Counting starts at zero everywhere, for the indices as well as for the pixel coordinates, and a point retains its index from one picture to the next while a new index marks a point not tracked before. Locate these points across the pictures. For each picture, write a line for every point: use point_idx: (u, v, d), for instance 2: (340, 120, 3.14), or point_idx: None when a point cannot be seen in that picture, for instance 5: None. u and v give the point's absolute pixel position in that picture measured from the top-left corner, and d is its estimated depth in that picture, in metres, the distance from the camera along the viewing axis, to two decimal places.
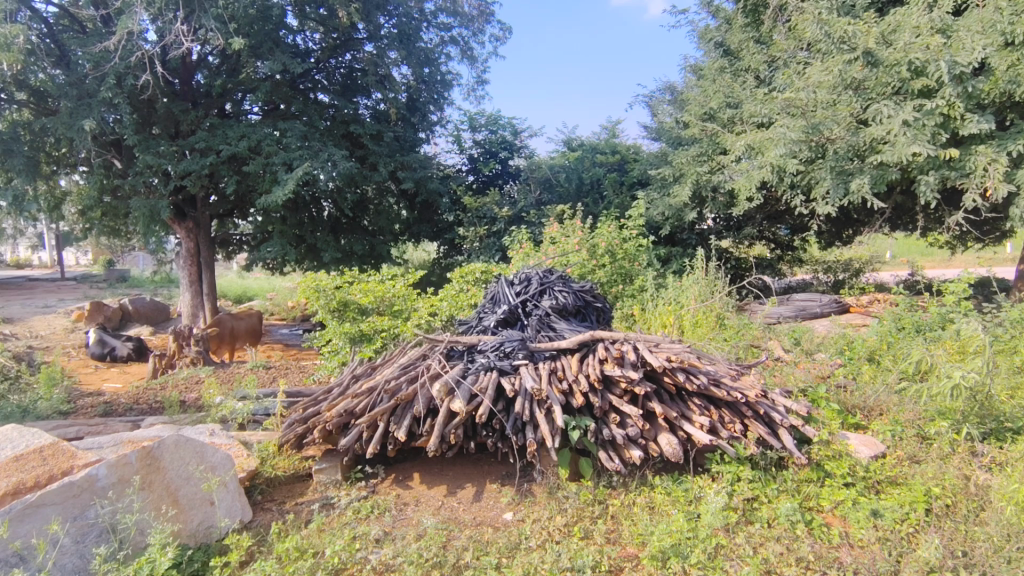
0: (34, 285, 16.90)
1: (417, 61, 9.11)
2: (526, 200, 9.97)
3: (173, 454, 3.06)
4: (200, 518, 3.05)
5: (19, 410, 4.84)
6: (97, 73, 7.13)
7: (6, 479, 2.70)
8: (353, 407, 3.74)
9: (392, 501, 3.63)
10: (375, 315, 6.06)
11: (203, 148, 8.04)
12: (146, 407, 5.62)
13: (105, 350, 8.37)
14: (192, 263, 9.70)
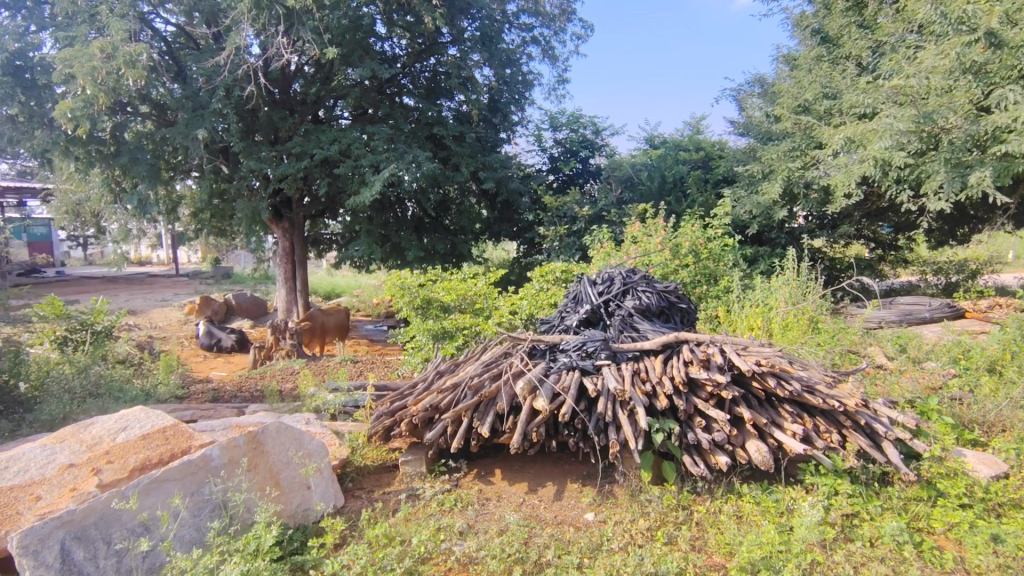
0: (153, 281, 18.60)
1: (499, 63, 9.23)
2: (607, 199, 9.83)
3: (276, 439, 3.29)
4: (298, 501, 3.26)
5: (144, 393, 5.36)
6: (209, 86, 7.76)
7: (135, 455, 3.00)
8: (438, 402, 3.85)
9: (475, 495, 3.70)
10: (457, 313, 6.21)
11: (299, 152, 8.53)
12: (248, 395, 6.05)
13: (212, 341, 9.08)
14: (287, 261, 10.33)
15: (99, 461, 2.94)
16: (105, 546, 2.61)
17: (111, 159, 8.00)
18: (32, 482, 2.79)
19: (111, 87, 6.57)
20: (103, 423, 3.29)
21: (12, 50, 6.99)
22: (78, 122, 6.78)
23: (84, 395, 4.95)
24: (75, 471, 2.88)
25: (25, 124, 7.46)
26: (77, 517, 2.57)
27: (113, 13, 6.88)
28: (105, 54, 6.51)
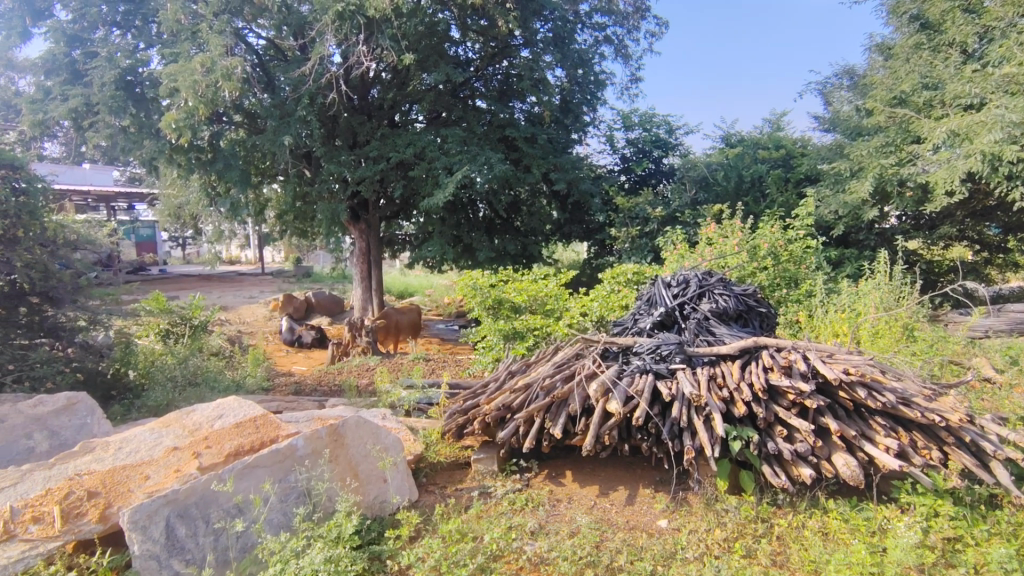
0: (242, 279, 19.81)
1: (571, 63, 9.20)
2: (681, 199, 9.51)
3: (355, 433, 3.42)
4: (376, 493, 3.37)
5: (235, 384, 5.72)
6: (295, 95, 8.19)
7: (230, 441, 3.22)
8: (510, 402, 3.87)
9: (546, 496, 3.70)
10: (528, 314, 6.26)
11: (377, 156, 8.84)
12: (327, 389, 6.33)
13: (294, 337, 9.57)
14: (363, 261, 10.72)
15: (200, 445, 3.17)
16: (204, 524, 2.80)
17: (208, 165, 8.59)
18: (142, 461, 3.03)
19: (209, 98, 7.05)
20: (202, 411, 3.55)
21: (125, 68, 7.64)
22: (181, 132, 7.32)
23: (184, 383, 5.35)
24: (179, 454, 3.10)
25: (135, 135, 8.13)
26: (180, 497, 2.77)
27: (212, 30, 7.38)
28: (205, 68, 7.00)
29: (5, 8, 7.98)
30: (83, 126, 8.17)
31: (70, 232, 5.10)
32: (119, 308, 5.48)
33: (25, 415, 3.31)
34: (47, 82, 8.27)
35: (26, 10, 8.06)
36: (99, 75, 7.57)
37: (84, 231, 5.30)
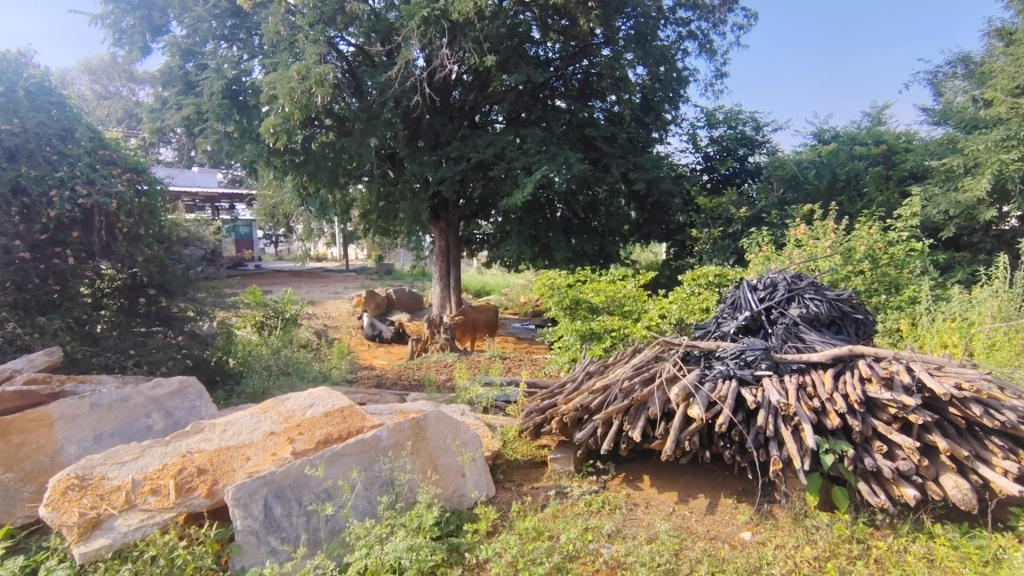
0: (329, 275, 20.84)
1: (653, 61, 9.01)
2: (768, 199, 9.10)
3: (436, 427, 3.52)
4: (454, 486, 3.46)
5: (322, 375, 6.03)
6: (382, 98, 8.54)
7: (320, 429, 3.39)
8: (588, 403, 3.84)
9: (623, 499, 3.65)
10: (606, 315, 6.21)
11: (457, 157, 9.03)
12: (407, 383, 6.55)
13: (376, 332, 9.94)
14: (442, 260, 11.00)
15: (293, 432, 3.36)
16: (297, 505, 2.97)
17: (300, 167, 9.09)
18: (242, 444, 3.25)
19: (303, 104, 7.46)
20: (295, 400, 3.77)
21: (230, 77, 8.22)
22: (278, 136, 7.80)
23: (278, 373, 5.71)
24: (275, 438, 3.31)
25: (237, 140, 8.74)
26: (277, 478, 2.95)
27: (308, 40, 7.80)
28: (301, 76, 7.42)
29: (129, 25, 8.79)
30: (193, 132, 8.88)
31: (182, 231, 5.56)
32: (222, 301, 5.91)
33: (144, 395, 3.61)
34: (163, 92, 9.05)
35: (147, 27, 8.85)
36: (208, 85, 8.19)
37: (194, 229, 5.75)
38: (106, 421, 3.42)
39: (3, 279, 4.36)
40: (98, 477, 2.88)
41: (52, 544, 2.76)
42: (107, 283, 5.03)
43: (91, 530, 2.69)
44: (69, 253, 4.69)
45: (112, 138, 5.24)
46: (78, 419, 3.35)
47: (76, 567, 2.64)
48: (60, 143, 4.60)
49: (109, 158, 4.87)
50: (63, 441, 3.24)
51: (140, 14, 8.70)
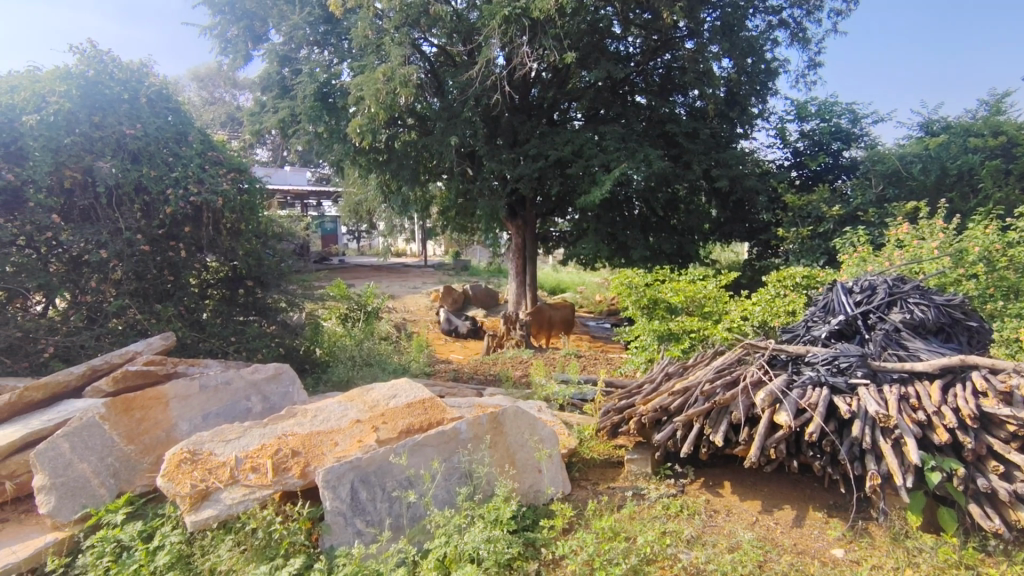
0: (408, 271, 21.52)
1: (740, 53, 8.66)
2: (864, 197, 8.50)
3: (514, 422, 3.56)
4: (531, 482, 3.48)
5: (402, 366, 6.24)
6: (463, 97, 8.76)
7: (403, 419, 3.52)
8: (667, 404, 3.77)
9: (703, 505, 3.54)
10: (684, 315, 6.06)
11: (535, 154, 9.07)
12: (483, 378, 6.66)
13: (452, 327, 10.17)
14: (519, 257, 11.09)
15: (378, 420, 3.50)
16: (382, 491, 3.09)
17: (384, 165, 9.44)
18: (332, 429, 3.42)
19: (388, 104, 7.74)
20: (380, 389, 3.93)
21: (321, 81, 8.64)
22: (365, 136, 8.13)
23: (362, 363, 5.97)
24: (361, 426, 3.46)
25: (326, 140, 9.18)
26: (363, 464, 3.07)
27: (393, 42, 8.06)
28: (386, 77, 7.69)
29: (234, 35, 9.49)
30: (288, 134, 9.42)
31: (277, 227, 5.91)
32: (312, 293, 6.24)
33: (245, 379, 3.87)
34: (261, 96, 9.65)
35: (249, 36, 9.47)
36: (301, 89, 8.65)
37: (287, 225, 6.10)
38: (213, 401, 3.70)
39: (125, 269, 4.80)
40: (206, 453, 3.12)
41: (166, 511, 3.01)
42: (212, 275, 5.43)
43: (201, 501, 2.93)
44: (181, 247, 5.10)
45: (219, 140, 5.66)
46: (189, 399, 3.64)
47: (187, 533, 2.88)
48: (175, 146, 5.02)
49: (216, 158, 5.28)
50: (177, 418, 3.53)
51: (243, 25, 9.33)
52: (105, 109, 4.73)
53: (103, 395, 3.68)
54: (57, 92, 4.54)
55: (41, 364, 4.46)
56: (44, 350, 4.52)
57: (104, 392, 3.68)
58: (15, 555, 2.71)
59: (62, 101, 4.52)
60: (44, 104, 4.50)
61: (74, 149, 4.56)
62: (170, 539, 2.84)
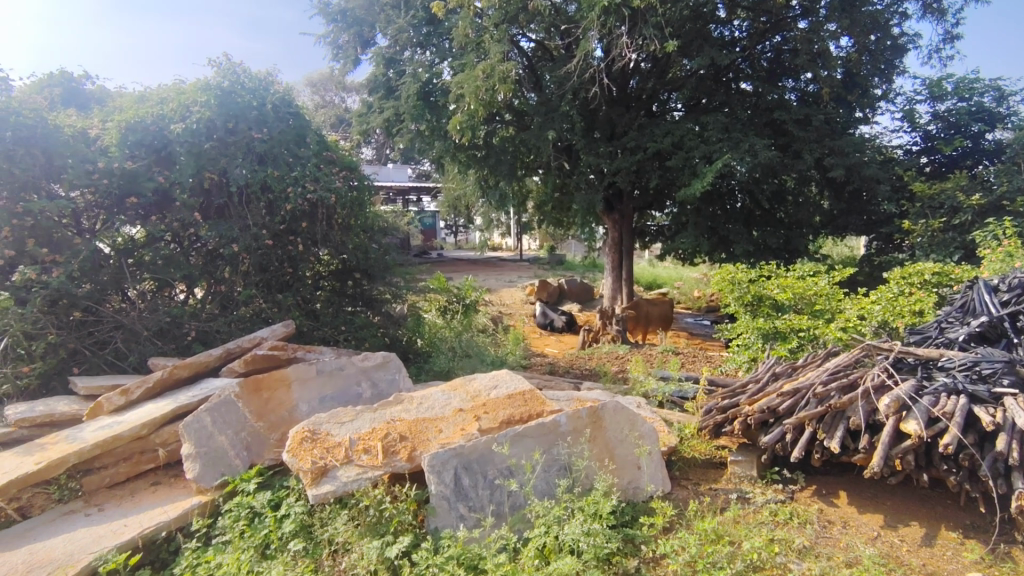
0: (503, 265, 21.87)
1: (862, 30, 8.01)
2: (1011, 185, 7.56)
3: (613, 417, 3.54)
4: (630, 478, 3.45)
5: (500, 358, 6.37)
6: (561, 91, 8.78)
7: (503, 410, 3.61)
8: (776, 405, 3.59)
9: (816, 514, 3.34)
10: (793, 313, 5.71)
11: (634, 146, 8.89)
12: (579, 372, 6.66)
13: (547, 320, 10.26)
14: (615, 251, 10.96)
15: (480, 410, 3.61)
16: (484, 478, 3.18)
17: (482, 161, 9.63)
18: (436, 417, 3.57)
19: (487, 101, 7.90)
20: (481, 379, 4.07)
21: (424, 80, 8.96)
22: (465, 133, 8.34)
23: (462, 354, 6.16)
24: (464, 414, 3.59)
25: (428, 137, 9.52)
26: (466, 451, 3.18)
27: (493, 39, 8.19)
28: (486, 74, 7.84)
29: (345, 42, 10.04)
30: (392, 132, 9.86)
31: (383, 222, 6.22)
32: (414, 285, 6.52)
33: (356, 366, 4.13)
34: (369, 98, 10.15)
35: (358, 41, 9.97)
36: (405, 89, 8.99)
37: (391, 220, 6.40)
38: (328, 385, 3.98)
39: (252, 261, 5.26)
40: (324, 433, 3.36)
41: (290, 484, 3.27)
42: (325, 267, 5.79)
43: (320, 476, 3.13)
44: (300, 241, 5.50)
45: (333, 141, 6.05)
46: (308, 382, 3.94)
47: (308, 505, 3.11)
48: (295, 148, 5.43)
49: (330, 158, 5.67)
50: (298, 399, 3.83)
51: (354, 31, 9.83)
52: (237, 115, 5.18)
53: (236, 375, 4.04)
54: (198, 102, 5.02)
55: (185, 346, 4.92)
56: (187, 333, 4.98)
57: (237, 372, 4.04)
58: (167, 515, 3.06)
59: (203, 110, 5.00)
60: (188, 113, 5.00)
61: (212, 153, 5.05)
62: (294, 510, 3.08)
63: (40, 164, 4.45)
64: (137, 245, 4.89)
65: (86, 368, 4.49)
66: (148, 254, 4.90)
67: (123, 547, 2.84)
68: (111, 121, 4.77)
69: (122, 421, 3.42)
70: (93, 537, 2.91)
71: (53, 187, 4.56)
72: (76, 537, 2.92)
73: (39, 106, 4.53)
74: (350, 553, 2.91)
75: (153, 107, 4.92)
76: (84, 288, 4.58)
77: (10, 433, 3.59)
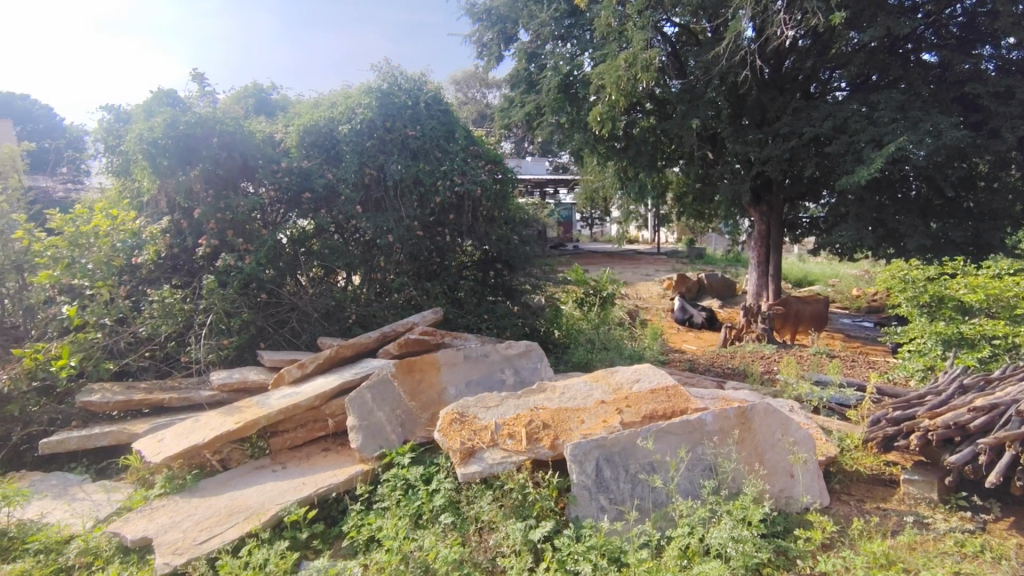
0: (640, 258, 21.41)
1: None
2: None
3: (764, 419, 3.35)
4: (782, 486, 3.23)
5: (638, 352, 6.27)
6: (707, 77, 8.38)
7: (646, 404, 3.56)
8: (966, 421, 3.18)
9: (1014, 550, 2.88)
10: (984, 317, 4.95)
11: (788, 133, 8.20)
12: (722, 371, 6.35)
13: (686, 316, 9.90)
14: (761, 245, 10.26)
15: (621, 403, 3.60)
16: (625, 472, 3.15)
17: (622, 152, 9.51)
18: (578, 407, 3.61)
19: (628, 91, 7.78)
20: (622, 373, 4.07)
21: (565, 73, 8.98)
22: (606, 124, 8.30)
23: (600, 346, 6.15)
24: (605, 407, 3.59)
25: (567, 130, 9.58)
26: (608, 443, 3.17)
27: (636, 27, 8.00)
28: (628, 63, 7.69)
29: (489, 40, 10.39)
30: (533, 126, 10.05)
31: (525, 214, 6.38)
32: (553, 277, 6.62)
33: (500, 354, 4.29)
34: (510, 93, 10.40)
35: (502, 38, 10.25)
36: (546, 82, 9.10)
37: (532, 213, 6.55)
38: (474, 370, 4.18)
39: (404, 252, 5.65)
40: (472, 416, 3.53)
41: (440, 461, 3.46)
42: (469, 257, 6.08)
43: (468, 457, 3.28)
44: (447, 233, 5.87)
45: (479, 136, 6.31)
46: (456, 366, 4.16)
47: (456, 482, 3.27)
48: (445, 143, 5.73)
49: (477, 152, 5.95)
50: (446, 382, 4.06)
51: (498, 29, 10.11)
52: (394, 114, 5.58)
53: (391, 356, 4.38)
54: (362, 105, 5.50)
55: (347, 327, 5.41)
56: (349, 316, 5.47)
57: (392, 355, 4.37)
58: (337, 478, 3.40)
59: (366, 112, 5.47)
60: (353, 115, 5.50)
61: (373, 150, 5.49)
62: (444, 485, 3.26)
63: (238, 165, 5.17)
64: (308, 235, 5.44)
65: (270, 344, 5.08)
66: (316, 243, 5.47)
67: (303, 501, 3.22)
68: (293, 126, 5.42)
69: (300, 392, 3.86)
70: (279, 491, 3.32)
71: (245, 184, 5.26)
72: (265, 489, 3.36)
73: (238, 115, 5.23)
74: (495, 531, 3.01)
75: (324, 111, 5.49)
76: (269, 273, 5.17)
77: (215, 396, 4.21)
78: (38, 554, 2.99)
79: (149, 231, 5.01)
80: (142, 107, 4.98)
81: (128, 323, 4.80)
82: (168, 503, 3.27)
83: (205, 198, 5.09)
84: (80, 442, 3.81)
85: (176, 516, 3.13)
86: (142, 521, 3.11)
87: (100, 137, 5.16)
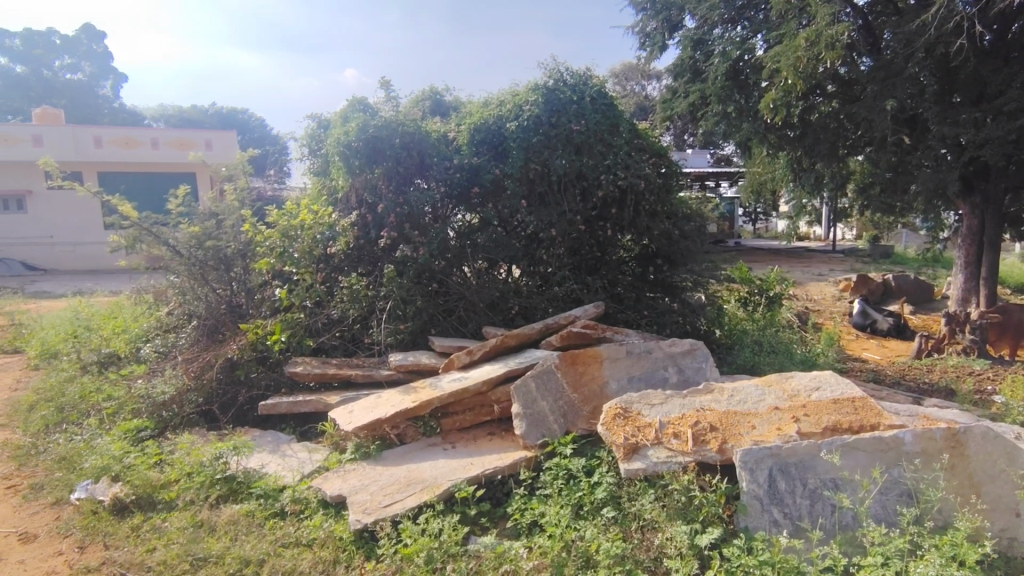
0: (813, 257, 19.44)
1: None
2: None
3: (981, 446, 2.88)
4: (1004, 525, 2.76)
5: (813, 359, 5.73)
6: (907, 50, 7.36)
7: (828, 416, 3.28)
8: None
9: None
10: None
11: (1015, 109, 6.95)
12: (916, 385, 5.57)
13: (868, 321, 8.77)
14: (972, 243, 8.88)
15: (799, 412, 3.34)
16: (804, 486, 2.90)
17: (798, 140, 8.73)
18: (749, 412, 3.41)
19: (809, 72, 7.10)
20: (800, 379, 3.73)
21: (735, 58, 8.47)
22: (779, 110, 7.67)
23: (769, 349, 5.72)
24: (780, 414, 3.35)
25: (735, 119, 9.02)
26: (784, 453, 2.95)
27: (821, 2, 7.29)
28: (810, 42, 7.01)
29: (653, 29, 10.09)
30: (697, 116, 9.60)
31: (689, 208, 6.14)
32: (718, 274, 6.31)
33: (664, 351, 4.21)
34: (673, 84, 10.05)
35: (667, 26, 9.89)
36: (714, 69, 8.65)
37: (697, 207, 6.30)
38: (637, 367, 4.13)
39: (565, 246, 5.79)
40: (636, 413, 3.49)
41: (602, 454, 3.46)
42: (629, 252, 6.06)
43: (632, 453, 3.24)
44: (609, 227, 5.93)
45: (643, 128, 6.20)
46: (618, 361, 4.14)
47: (618, 477, 3.24)
48: (610, 136, 5.72)
49: (641, 145, 5.89)
50: (608, 377, 4.05)
51: (662, 17, 9.78)
52: (560, 110, 5.64)
53: (553, 348, 4.45)
54: (529, 102, 5.61)
55: (509, 318, 5.60)
56: (511, 308, 5.66)
57: (555, 346, 4.44)
58: (502, 461, 3.54)
59: (533, 109, 5.57)
60: (521, 112, 5.63)
61: (539, 146, 5.57)
62: (606, 479, 3.23)
63: (416, 163, 5.60)
64: (475, 229, 5.75)
65: (439, 330, 5.38)
66: (481, 237, 5.71)
67: (471, 480, 3.40)
68: (464, 126, 5.75)
69: (469, 377, 4.10)
70: (451, 468, 3.56)
71: (418, 181, 5.68)
72: (437, 465, 3.61)
73: (417, 118, 5.67)
74: (658, 532, 2.91)
75: (494, 109, 5.72)
76: (441, 264, 5.56)
77: (393, 375, 4.62)
78: (260, 498, 3.52)
79: (343, 225, 5.63)
80: (341, 113, 5.59)
81: (324, 305, 5.44)
82: (357, 467, 3.67)
83: (389, 195, 5.59)
84: (288, 407, 4.43)
85: (365, 479, 3.50)
86: (338, 480, 3.52)
87: (306, 142, 5.92)
